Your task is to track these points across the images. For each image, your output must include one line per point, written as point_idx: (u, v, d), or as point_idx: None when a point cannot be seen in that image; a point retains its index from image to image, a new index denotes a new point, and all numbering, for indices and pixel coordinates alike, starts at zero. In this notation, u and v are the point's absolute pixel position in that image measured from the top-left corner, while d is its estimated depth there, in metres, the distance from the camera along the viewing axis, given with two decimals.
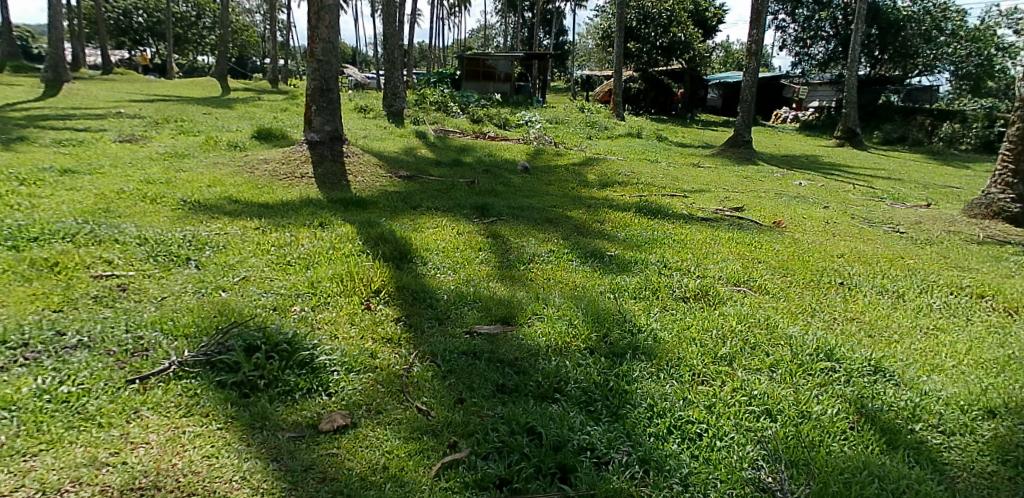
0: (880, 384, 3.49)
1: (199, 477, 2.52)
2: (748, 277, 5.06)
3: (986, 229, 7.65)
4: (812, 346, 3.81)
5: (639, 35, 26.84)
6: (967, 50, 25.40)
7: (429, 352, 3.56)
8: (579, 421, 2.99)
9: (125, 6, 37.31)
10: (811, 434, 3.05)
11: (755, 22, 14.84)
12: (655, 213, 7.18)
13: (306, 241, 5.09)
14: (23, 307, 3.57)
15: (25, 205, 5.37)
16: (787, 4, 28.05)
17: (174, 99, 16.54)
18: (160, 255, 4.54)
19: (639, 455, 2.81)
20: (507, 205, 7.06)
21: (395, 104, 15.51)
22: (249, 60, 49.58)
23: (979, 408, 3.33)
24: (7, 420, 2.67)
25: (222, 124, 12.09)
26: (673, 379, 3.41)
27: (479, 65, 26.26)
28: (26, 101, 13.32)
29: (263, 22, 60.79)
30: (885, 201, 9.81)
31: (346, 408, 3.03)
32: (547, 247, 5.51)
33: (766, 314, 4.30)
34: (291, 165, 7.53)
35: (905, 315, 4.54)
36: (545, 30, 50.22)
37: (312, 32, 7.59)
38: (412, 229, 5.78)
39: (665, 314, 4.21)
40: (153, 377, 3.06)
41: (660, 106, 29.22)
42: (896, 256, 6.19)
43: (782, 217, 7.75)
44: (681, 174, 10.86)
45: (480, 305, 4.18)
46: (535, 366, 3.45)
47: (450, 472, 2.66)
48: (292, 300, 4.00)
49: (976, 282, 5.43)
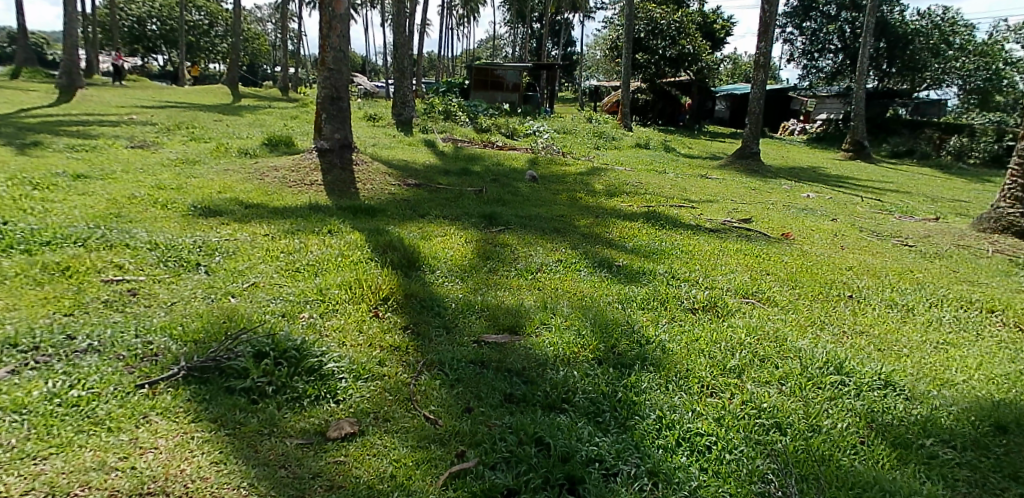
0: (890, 398, 3.47)
1: (207, 482, 2.52)
2: (757, 289, 5.06)
3: (995, 244, 7.61)
4: (821, 359, 3.79)
5: (649, 46, 26.74)
6: (974, 64, 24.87)
7: (436, 360, 3.56)
8: (586, 432, 2.98)
9: (139, 14, 37.58)
10: (821, 448, 3.02)
11: (762, 35, 14.91)
12: (664, 224, 7.19)
13: (315, 248, 5.12)
14: (34, 311, 3.59)
15: (39, 209, 5.42)
16: (795, 17, 28.05)
17: (185, 106, 16.67)
18: (171, 260, 4.57)
19: (647, 468, 2.79)
20: (515, 213, 7.08)
21: (405, 113, 15.47)
22: (260, 69, 49.99)
23: (990, 424, 3.30)
24: (18, 424, 2.68)
25: (233, 131, 12.18)
26: (681, 391, 3.39)
27: (487, 75, 26.36)
28: (40, 106, 13.46)
29: (275, 31, 61.57)
30: (893, 214, 9.78)
31: (354, 416, 3.02)
32: (554, 256, 5.50)
33: (776, 327, 4.27)
34: (300, 173, 7.59)
35: (914, 330, 4.50)
36: (553, 42, 50.93)
37: (324, 40, 7.65)
38: (420, 237, 5.80)
39: (673, 325, 4.20)
40: (161, 381, 3.07)
41: (668, 117, 29.84)
42: (905, 270, 6.15)
43: (790, 229, 7.72)
44: (688, 185, 10.86)
45: (488, 314, 4.18)
46: (543, 376, 3.45)
47: (458, 481, 2.65)
48: (301, 307, 4.02)
49: (985, 297, 5.40)
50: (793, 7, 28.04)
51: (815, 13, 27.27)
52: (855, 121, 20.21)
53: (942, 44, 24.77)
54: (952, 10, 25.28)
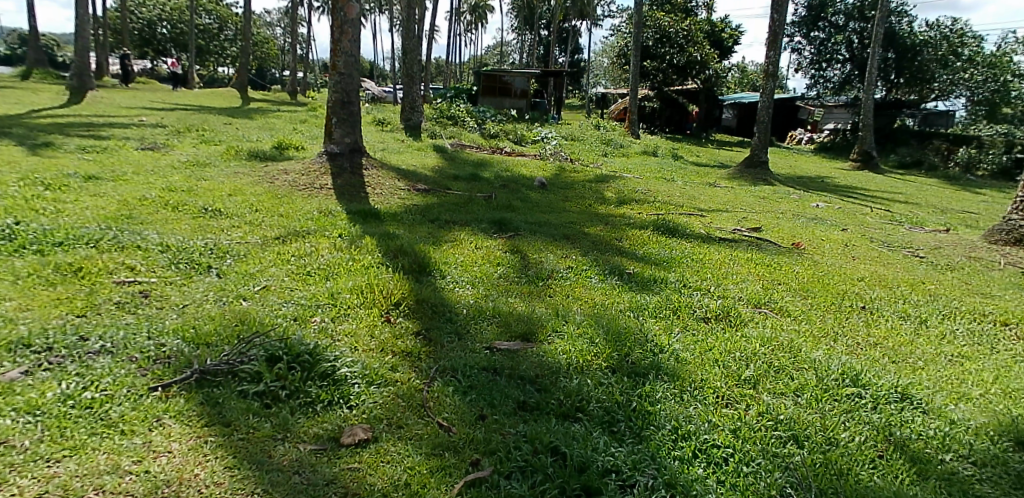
0: (907, 412, 3.42)
1: (221, 488, 2.50)
2: (769, 299, 5.02)
3: (1007, 256, 7.55)
4: (837, 371, 3.76)
5: (656, 54, 26.75)
6: (983, 75, 24.86)
7: (450, 367, 3.53)
8: (602, 442, 2.95)
9: (149, 18, 37.78)
10: (841, 461, 2.98)
11: (772, 44, 14.85)
12: (674, 232, 7.15)
13: (326, 252, 5.10)
14: (47, 312, 3.59)
15: (50, 210, 5.43)
16: (803, 26, 28.05)
17: (193, 109, 16.70)
18: (182, 262, 4.56)
19: (664, 479, 2.76)
20: (526, 220, 7.06)
21: (413, 118, 15.38)
22: (269, 73, 50.28)
23: (1010, 439, 3.25)
24: (31, 425, 2.67)
25: (242, 134, 12.19)
26: (697, 401, 3.36)
27: (495, 80, 26.38)
28: (51, 108, 13.50)
29: (285, 37, 62.43)
30: (904, 225, 9.73)
31: (367, 422, 3.00)
32: (566, 263, 5.49)
33: (790, 338, 4.23)
34: (310, 177, 7.58)
35: (929, 342, 4.45)
36: (561, 48, 51.47)
37: (335, 45, 7.65)
38: (432, 242, 5.77)
39: (686, 335, 4.15)
40: (174, 384, 3.06)
41: (676, 124, 29.60)
42: (917, 281, 6.13)
43: (801, 238, 7.70)
44: (697, 193, 10.84)
45: (500, 321, 4.16)
46: (557, 384, 3.42)
47: (473, 490, 2.63)
48: (313, 311, 4.01)
49: (1000, 310, 5.33)
50: (801, 17, 28.06)
51: (823, 23, 27.28)
52: (864, 130, 20.20)
53: (950, 55, 24.93)
54: (961, 22, 25.37)
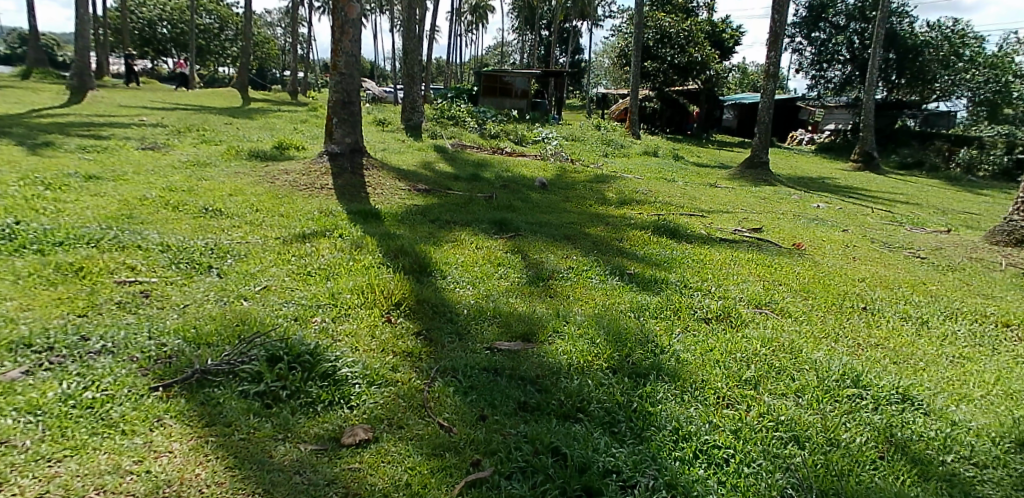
0: (908, 413, 3.42)
1: (222, 488, 2.50)
2: (770, 299, 5.02)
3: (1009, 257, 7.54)
4: (837, 372, 3.75)
5: (657, 54, 26.72)
6: (984, 76, 25.27)
7: (450, 367, 3.53)
8: (603, 442, 2.95)
9: (150, 18, 37.81)
10: (842, 462, 2.98)
11: (772, 45, 14.84)
12: (675, 233, 7.15)
13: (326, 252, 5.10)
14: (48, 311, 3.59)
15: (51, 210, 5.43)
16: (804, 27, 27.99)
17: (193, 109, 16.70)
18: (183, 262, 4.56)
19: (665, 480, 2.75)
20: (527, 220, 7.06)
21: (414, 118, 15.35)
22: (269, 72, 50.35)
23: (1012, 440, 3.25)
24: (32, 425, 2.67)
25: (243, 134, 12.18)
26: (698, 402, 3.36)
27: (496, 81, 26.37)
28: (50, 108, 13.48)
29: (286, 37, 62.56)
30: (905, 225, 9.73)
31: (368, 423, 2.99)
32: (567, 263, 5.49)
33: (791, 339, 4.22)
34: (310, 176, 7.58)
35: (930, 343, 4.45)
36: (562, 49, 51.96)
37: (335, 45, 7.65)
38: (432, 242, 5.77)
39: (687, 335, 4.15)
40: (175, 384, 3.06)
41: (676, 125, 29.83)
42: (917, 281, 6.13)
43: (801, 239, 7.71)
44: (698, 194, 10.85)
45: (500, 321, 4.16)
46: (557, 385, 3.41)
47: (473, 491, 2.62)
48: (314, 311, 4.01)
49: (1001, 311, 5.32)
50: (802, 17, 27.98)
51: (824, 24, 27.21)
52: (865, 131, 20.15)
53: (952, 56, 24.87)
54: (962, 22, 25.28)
